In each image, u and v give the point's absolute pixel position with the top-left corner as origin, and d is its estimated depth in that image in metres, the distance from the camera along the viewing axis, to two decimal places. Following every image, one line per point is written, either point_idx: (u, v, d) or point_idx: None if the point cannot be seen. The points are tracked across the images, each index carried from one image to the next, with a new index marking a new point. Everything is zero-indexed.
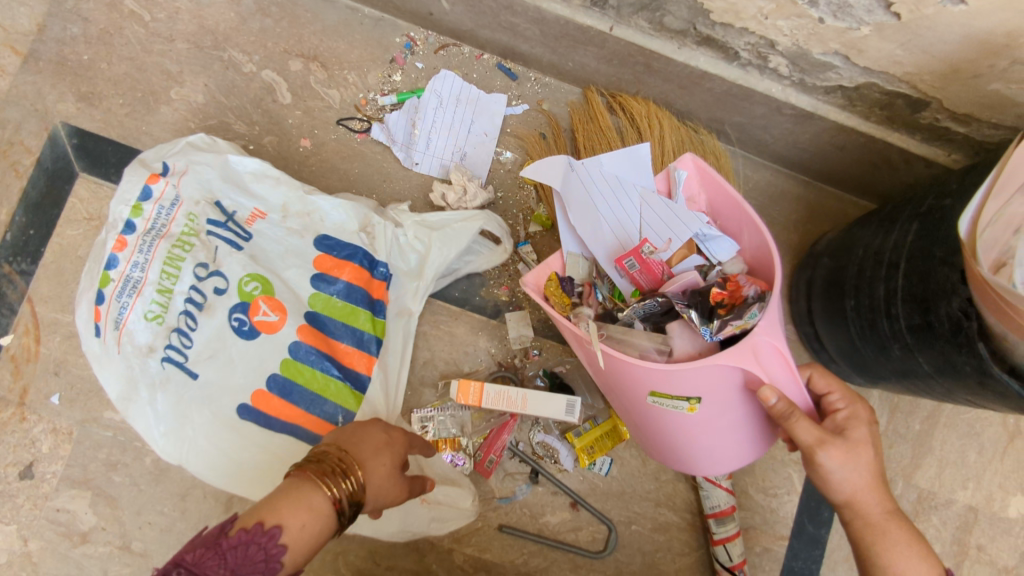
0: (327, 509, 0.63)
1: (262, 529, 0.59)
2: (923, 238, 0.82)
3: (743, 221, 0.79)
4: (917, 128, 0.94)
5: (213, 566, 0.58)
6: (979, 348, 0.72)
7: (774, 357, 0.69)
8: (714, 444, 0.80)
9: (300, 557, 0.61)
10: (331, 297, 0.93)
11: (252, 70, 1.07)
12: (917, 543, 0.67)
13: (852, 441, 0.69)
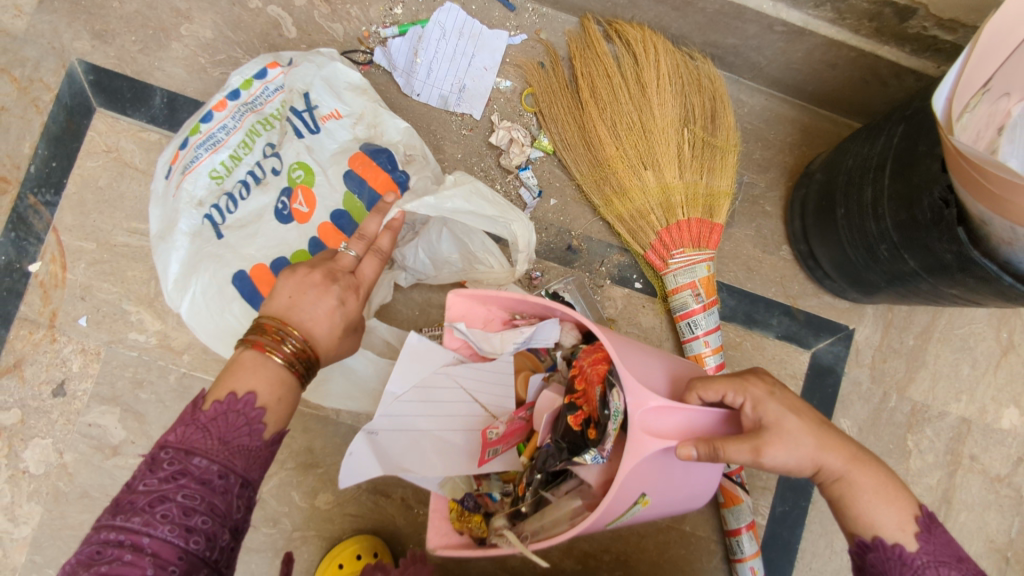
0: (287, 373, 0.66)
1: (237, 399, 0.62)
2: (907, 138, 0.84)
3: (541, 313, 0.77)
4: (906, 40, 0.96)
5: (201, 441, 0.59)
6: (958, 233, 0.76)
7: (661, 415, 0.65)
8: (690, 490, 0.75)
9: (281, 413, 0.65)
10: (355, 194, 0.91)
11: (258, 6, 1.10)
12: (886, 484, 0.65)
13: (778, 423, 0.64)
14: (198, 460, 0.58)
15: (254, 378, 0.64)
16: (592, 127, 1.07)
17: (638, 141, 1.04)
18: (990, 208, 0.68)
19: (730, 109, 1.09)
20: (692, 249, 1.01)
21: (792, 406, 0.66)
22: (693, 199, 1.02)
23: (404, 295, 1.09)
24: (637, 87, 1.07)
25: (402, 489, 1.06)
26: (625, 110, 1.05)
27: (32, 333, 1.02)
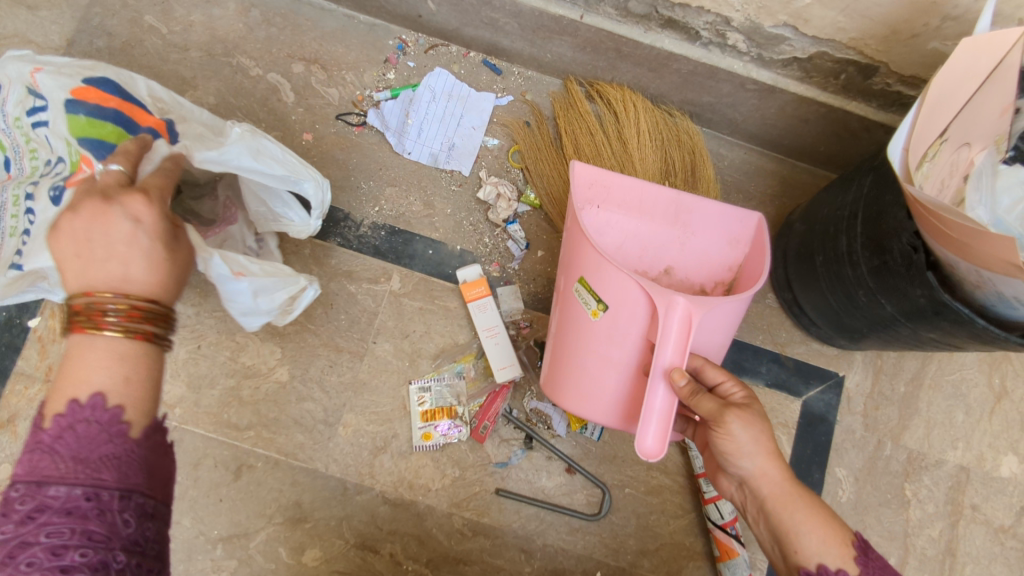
0: (131, 343, 0.57)
1: (83, 406, 0.53)
2: (874, 188, 0.87)
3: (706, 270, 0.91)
4: (872, 95, 1.01)
5: (52, 468, 0.50)
6: (927, 277, 0.77)
7: (680, 321, 0.73)
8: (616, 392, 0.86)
9: (140, 402, 0.55)
10: (78, 115, 0.77)
11: (259, 73, 1.17)
12: (788, 488, 0.68)
13: (756, 412, 0.70)
14: (53, 489, 0.49)
15: (92, 364, 0.55)
16: None
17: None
18: (956, 253, 0.70)
19: (709, 163, 1.12)
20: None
21: (760, 419, 0.69)
22: None
23: (394, 346, 1.10)
24: (619, 144, 1.11)
25: (391, 544, 1.04)
26: (608, 166, 1.10)
27: (27, 388, 1.03)
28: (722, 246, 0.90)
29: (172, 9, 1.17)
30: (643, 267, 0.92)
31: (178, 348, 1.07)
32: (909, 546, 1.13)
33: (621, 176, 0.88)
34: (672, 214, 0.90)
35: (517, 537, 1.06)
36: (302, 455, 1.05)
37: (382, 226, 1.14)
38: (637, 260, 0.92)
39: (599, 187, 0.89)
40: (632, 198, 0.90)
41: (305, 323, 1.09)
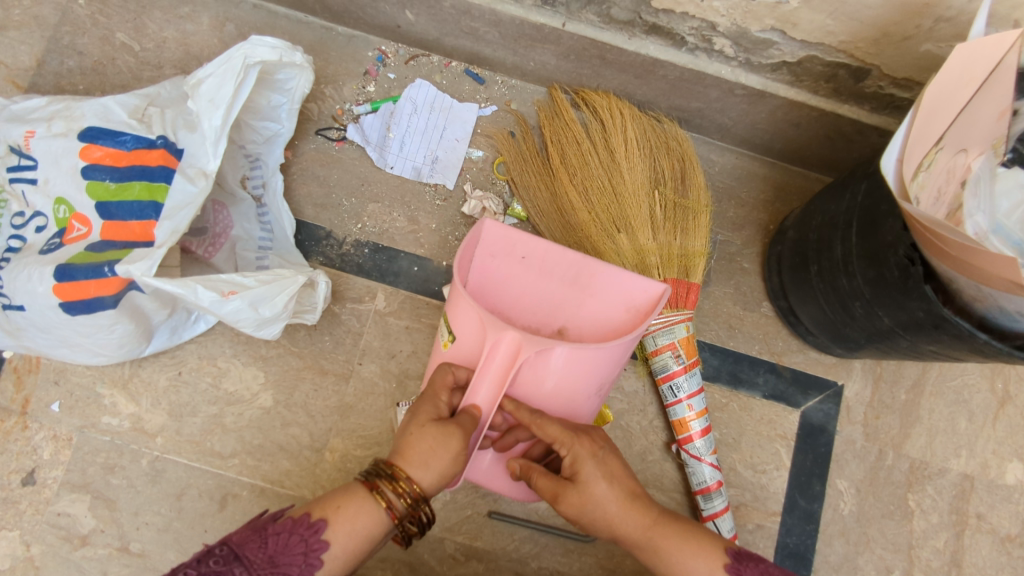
0: (384, 513, 0.68)
1: (306, 523, 0.66)
2: (869, 196, 0.84)
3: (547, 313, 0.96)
4: (865, 97, 0.97)
5: (253, 551, 0.66)
6: (925, 290, 0.74)
7: (497, 361, 0.77)
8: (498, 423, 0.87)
9: (342, 559, 0.67)
10: (104, 180, 0.87)
11: None
12: (648, 533, 0.75)
13: (591, 489, 0.75)
14: (240, 566, 0.64)
15: (347, 501, 0.68)
16: (562, 193, 1.06)
17: (608, 205, 1.03)
18: (954, 267, 0.69)
19: (699, 170, 1.09)
20: (669, 310, 0.97)
21: (593, 487, 0.75)
22: (668, 260, 1.00)
23: (380, 367, 1.07)
24: (606, 152, 1.07)
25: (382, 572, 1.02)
26: (596, 175, 1.05)
27: (3, 421, 1.01)
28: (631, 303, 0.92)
29: (144, 25, 1.14)
30: (538, 324, 0.96)
31: (158, 375, 1.04)
32: (914, 558, 1.10)
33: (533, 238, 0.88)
34: (573, 275, 0.91)
35: (511, 560, 1.04)
36: (288, 482, 1.03)
37: (366, 243, 1.11)
38: (521, 299, 0.96)
39: (502, 243, 0.89)
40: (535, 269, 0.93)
41: (288, 346, 1.07)
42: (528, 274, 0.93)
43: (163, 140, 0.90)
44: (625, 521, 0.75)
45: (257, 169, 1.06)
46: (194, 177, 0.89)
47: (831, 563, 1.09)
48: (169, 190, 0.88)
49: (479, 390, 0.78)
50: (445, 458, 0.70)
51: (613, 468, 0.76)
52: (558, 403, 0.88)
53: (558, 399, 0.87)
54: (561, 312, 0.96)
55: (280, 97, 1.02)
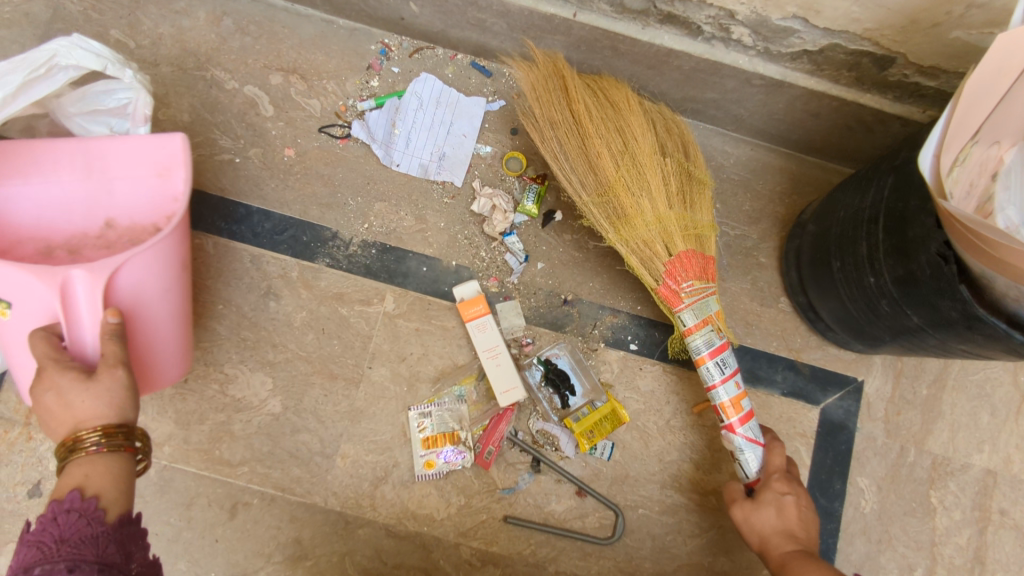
0: (102, 453, 0.71)
1: (62, 501, 0.65)
2: (898, 190, 0.81)
3: (109, 203, 0.91)
4: (888, 86, 0.94)
5: (37, 554, 0.61)
6: (960, 290, 0.71)
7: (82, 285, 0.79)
8: (167, 337, 0.92)
9: (117, 491, 0.68)
10: None
11: (234, 87, 1.11)
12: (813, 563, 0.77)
13: (792, 500, 0.84)
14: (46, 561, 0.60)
15: (77, 470, 0.69)
16: (597, 153, 0.94)
17: (626, 171, 0.94)
18: (989, 266, 0.66)
19: (695, 142, 1.03)
20: (702, 282, 0.90)
21: (773, 521, 0.83)
22: (687, 232, 0.93)
23: (391, 370, 1.05)
24: (606, 108, 0.99)
25: None
26: (609, 136, 0.96)
27: (7, 432, 0.98)
28: (171, 189, 0.90)
29: (139, 22, 1.11)
30: (126, 216, 0.92)
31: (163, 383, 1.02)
32: (936, 555, 1.08)
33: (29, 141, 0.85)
34: (81, 163, 0.88)
35: (527, 565, 1.02)
36: (300, 488, 1.01)
37: (373, 243, 1.08)
38: (130, 202, 0.91)
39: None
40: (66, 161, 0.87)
41: (296, 350, 1.04)
42: (36, 188, 0.87)
43: None
44: (779, 540, 0.82)
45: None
46: None
47: (852, 562, 1.07)
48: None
49: (82, 339, 0.80)
50: (116, 394, 0.74)
51: (792, 523, 0.82)
52: (180, 294, 0.93)
53: (162, 293, 0.89)
54: (98, 203, 0.91)
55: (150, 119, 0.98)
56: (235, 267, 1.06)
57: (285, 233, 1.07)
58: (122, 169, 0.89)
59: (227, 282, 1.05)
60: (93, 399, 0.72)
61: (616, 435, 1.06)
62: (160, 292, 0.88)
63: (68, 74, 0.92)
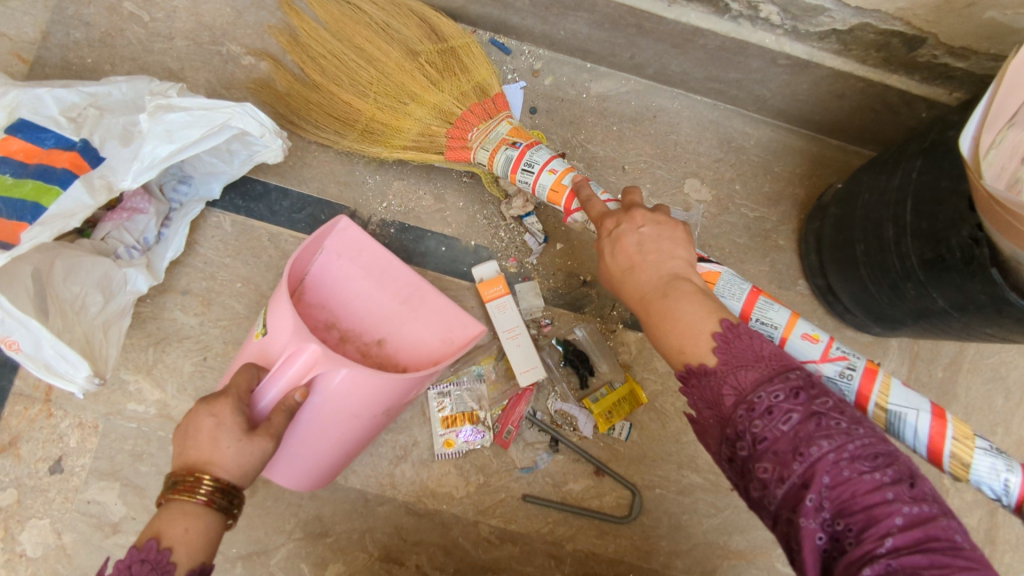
0: (202, 508, 0.65)
1: (139, 548, 0.61)
2: (927, 173, 0.80)
3: (375, 320, 0.97)
4: (916, 68, 0.93)
5: None
6: (992, 274, 0.72)
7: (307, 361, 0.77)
8: (314, 454, 0.88)
9: (193, 552, 0.63)
10: (4, 173, 0.83)
11: (251, 63, 1.10)
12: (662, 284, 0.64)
13: (673, 228, 0.68)
14: None
15: (175, 522, 0.64)
16: (336, 82, 1.03)
17: (383, 95, 1.00)
18: (1017, 246, 0.66)
19: (474, 48, 1.03)
20: (483, 122, 0.98)
21: (648, 247, 0.66)
22: (461, 92, 0.99)
23: None
24: (356, 51, 1.02)
25: (416, 555, 1.01)
26: (359, 70, 1.01)
27: (27, 409, 0.98)
28: (395, 313, 0.97)
29: None
30: (361, 331, 0.96)
31: (183, 360, 1.02)
32: None
33: (374, 241, 0.95)
34: (404, 291, 0.97)
35: (545, 542, 1.03)
36: None
37: (392, 222, 1.08)
38: (304, 284, 0.96)
39: (313, 242, 0.92)
40: (371, 259, 0.96)
41: None
42: (352, 268, 0.97)
43: (82, 143, 0.88)
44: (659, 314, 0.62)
45: (185, 185, 1.01)
46: (98, 189, 0.87)
47: None
48: (65, 193, 0.85)
49: (268, 391, 0.76)
50: (256, 456, 0.68)
51: (665, 253, 0.66)
52: (353, 443, 0.90)
53: (347, 418, 0.85)
54: (387, 324, 0.97)
55: (240, 147, 0.99)
56: (254, 246, 1.05)
57: (303, 212, 1.07)
58: (435, 333, 0.96)
59: (246, 261, 1.05)
60: (214, 445, 0.66)
61: (634, 416, 1.06)
62: (341, 419, 0.85)
63: (233, 132, 0.94)
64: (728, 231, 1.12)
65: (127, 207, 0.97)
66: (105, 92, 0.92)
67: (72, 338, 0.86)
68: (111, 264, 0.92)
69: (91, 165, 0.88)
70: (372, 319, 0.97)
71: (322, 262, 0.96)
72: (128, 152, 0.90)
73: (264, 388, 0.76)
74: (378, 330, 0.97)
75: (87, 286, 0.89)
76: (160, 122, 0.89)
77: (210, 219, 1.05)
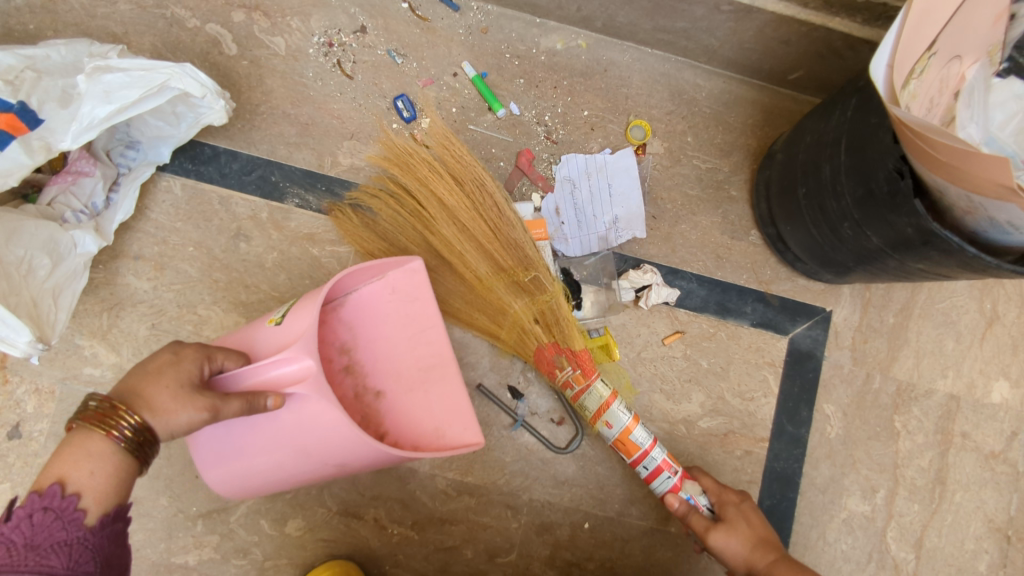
0: (110, 448, 0.61)
1: (41, 496, 0.58)
2: (860, 110, 0.81)
3: (379, 372, 0.88)
4: (857, 10, 0.93)
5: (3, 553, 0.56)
6: (914, 204, 0.72)
7: (297, 372, 0.71)
8: (256, 471, 0.79)
9: (104, 499, 0.61)
10: None
11: (196, 25, 1.08)
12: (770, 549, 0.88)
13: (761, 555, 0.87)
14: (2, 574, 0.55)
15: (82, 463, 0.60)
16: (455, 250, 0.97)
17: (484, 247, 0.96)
18: (946, 178, 0.66)
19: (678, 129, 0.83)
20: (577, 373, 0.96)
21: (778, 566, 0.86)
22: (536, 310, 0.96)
23: None
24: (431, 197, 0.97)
25: (375, 509, 1.03)
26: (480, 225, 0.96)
27: None
28: (408, 372, 0.88)
29: None
30: (368, 372, 0.88)
31: (137, 325, 1.03)
32: (899, 477, 1.12)
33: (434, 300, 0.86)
34: (428, 360, 0.88)
35: (502, 494, 1.05)
36: None
37: (344, 183, 1.07)
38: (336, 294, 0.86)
39: (377, 270, 0.85)
40: (411, 307, 0.87)
41: (269, 291, 1.05)
42: (380, 299, 0.87)
43: (20, 104, 0.86)
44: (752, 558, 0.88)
45: (134, 151, 1.00)
46: (37, 150, 0.88)
47: (818, 486, 1.10)
48: (2, 155, 0.85)
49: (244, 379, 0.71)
50: (193, 418, 0.64)
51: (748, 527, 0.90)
52: (285, 476, 0.81)
53: (300, 451, 0.76)
54: (393, 380, 0.88)
55: (186, 108, 0.98)
56: (205, 210, 1.05)
57: (253, 174, 1.06)
58: (431, 421, 0.86)
59: (197, 225, 1.05)
60: (156, 379, 0.64)
61: None
62: (294, 449, 0.76)
63: (174, 93, 0.93)
64: (680, 183, 1.12)
65: (72, 170, 0.96)
66: (43, 51, 0.90)
67: (19, 302, 0.86)
68: (57, 227, 0.92)
69: (29, 127, 0.87)
70: (379, 371, 0.88)
71: (363, 289, 0.87)
72: (67, 114, 0.89)
73: (242, 371, 0.71)
74: (383, 386, 0.87)
75: (33, 249, 0.89)
76: (97, 82, 0.88)
77: (160, 183, 1.05)
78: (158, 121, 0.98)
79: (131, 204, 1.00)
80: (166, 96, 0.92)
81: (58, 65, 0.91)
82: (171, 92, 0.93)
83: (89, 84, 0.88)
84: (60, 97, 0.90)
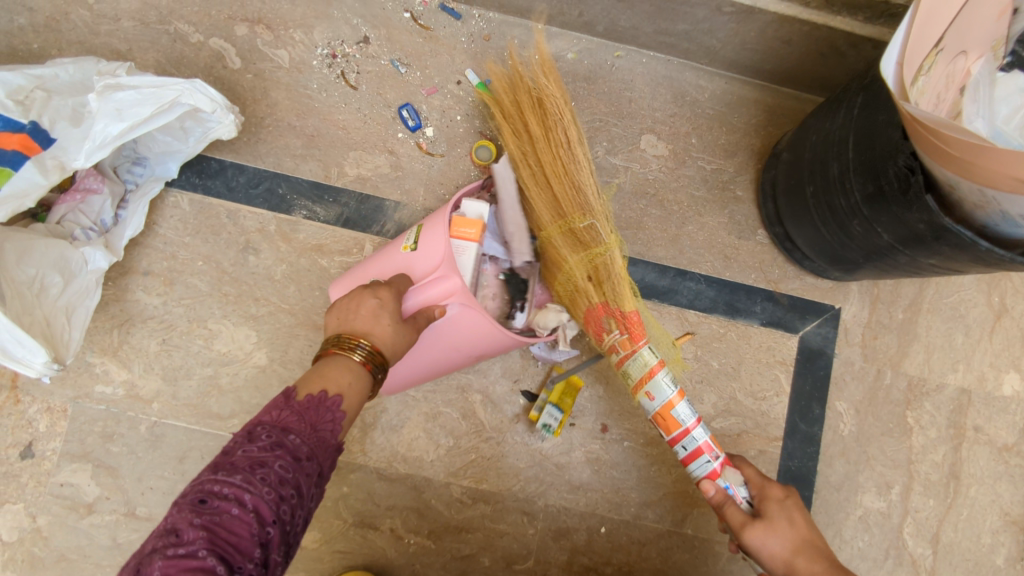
0: (361, 369, 0.66)
1: (327, 395, 0.61)
2: (867, 108, 0.81)
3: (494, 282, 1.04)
4: (859, 8, 0.94)
5: (294, 422, 0.58)
6: (925, 200, 0.73)
7: (445, 288, 0.84)
8: (424, 376, 0.96)
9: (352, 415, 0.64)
10: None
11: (199, 40, 1.08)
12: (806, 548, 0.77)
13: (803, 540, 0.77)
14: (291, 435, 0.57)
15: (340, 373, 0.64)
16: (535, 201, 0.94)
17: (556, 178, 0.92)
18: (956, 173, 0.66)
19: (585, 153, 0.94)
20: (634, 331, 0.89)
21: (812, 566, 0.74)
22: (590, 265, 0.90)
23: None
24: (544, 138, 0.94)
25: (391, 520, 1.03)
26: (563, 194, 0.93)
27: None
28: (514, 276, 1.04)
29: None
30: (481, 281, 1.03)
31: (148, 340, 1.02)
32: (913, 472, 1.12)
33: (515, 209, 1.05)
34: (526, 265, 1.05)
35: (518, 500, 1.04)
36: None
37: (351, 193, 1.08)
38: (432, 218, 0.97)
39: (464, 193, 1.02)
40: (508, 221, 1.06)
41: (279, 303, 1.05)
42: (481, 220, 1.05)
43: (33, 125, 0.86)
44: (805, 554, 0.75)
45: (140, 167, 1.01)
46: (52, 170, 0.88)
47: (833, 483, 1.10)
48: (18, 175, 0.85)
49: (413, 300, 0.84)
50: (406, 339, 0.72)
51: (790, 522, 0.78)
52: (448, 371, 0.98)
53: (458, 350, 0.92)
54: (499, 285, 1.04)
55: (194, 124, 0.98)
56: (212, 223, 1.05)
57: (260, 187, 1.06)
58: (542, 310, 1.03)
59: (206, 239, 1.05)
60: (376, 322, 0.69)
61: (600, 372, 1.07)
62: (450, 347, 0.92)
63: (184, 109, 0.93)
64: (686, 184, 1.13)
65: (80, 188, 0.96)
66: (50, 71, 0.91)
67: (32, 322, 0.86)
68: (67, 245, 0.92)
69: (42, 147, 0.87)
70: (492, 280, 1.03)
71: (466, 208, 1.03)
72: (79, 133, 0.90)
73: (410, 294, 0.84)
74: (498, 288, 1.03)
75: (44, 267, 0.89)
76: (108, 100, 0.88)
77: (167, 199, 1.05)
78: (168, 139, 0.98)
79: (139, 220, 1.00)
80: (176, 112, 0.93)
81: (66, 85, 0.91)
82: (181, 107, 0.93)
83: (100, 103, 0.88)
84: (71, 117, 0.90)
